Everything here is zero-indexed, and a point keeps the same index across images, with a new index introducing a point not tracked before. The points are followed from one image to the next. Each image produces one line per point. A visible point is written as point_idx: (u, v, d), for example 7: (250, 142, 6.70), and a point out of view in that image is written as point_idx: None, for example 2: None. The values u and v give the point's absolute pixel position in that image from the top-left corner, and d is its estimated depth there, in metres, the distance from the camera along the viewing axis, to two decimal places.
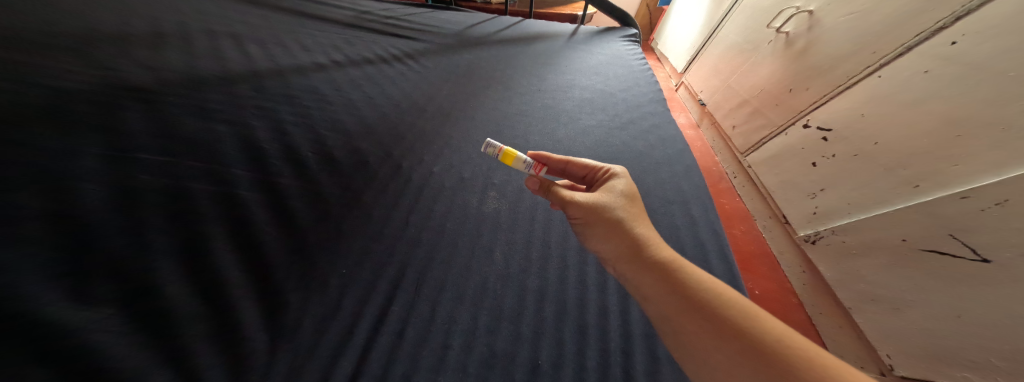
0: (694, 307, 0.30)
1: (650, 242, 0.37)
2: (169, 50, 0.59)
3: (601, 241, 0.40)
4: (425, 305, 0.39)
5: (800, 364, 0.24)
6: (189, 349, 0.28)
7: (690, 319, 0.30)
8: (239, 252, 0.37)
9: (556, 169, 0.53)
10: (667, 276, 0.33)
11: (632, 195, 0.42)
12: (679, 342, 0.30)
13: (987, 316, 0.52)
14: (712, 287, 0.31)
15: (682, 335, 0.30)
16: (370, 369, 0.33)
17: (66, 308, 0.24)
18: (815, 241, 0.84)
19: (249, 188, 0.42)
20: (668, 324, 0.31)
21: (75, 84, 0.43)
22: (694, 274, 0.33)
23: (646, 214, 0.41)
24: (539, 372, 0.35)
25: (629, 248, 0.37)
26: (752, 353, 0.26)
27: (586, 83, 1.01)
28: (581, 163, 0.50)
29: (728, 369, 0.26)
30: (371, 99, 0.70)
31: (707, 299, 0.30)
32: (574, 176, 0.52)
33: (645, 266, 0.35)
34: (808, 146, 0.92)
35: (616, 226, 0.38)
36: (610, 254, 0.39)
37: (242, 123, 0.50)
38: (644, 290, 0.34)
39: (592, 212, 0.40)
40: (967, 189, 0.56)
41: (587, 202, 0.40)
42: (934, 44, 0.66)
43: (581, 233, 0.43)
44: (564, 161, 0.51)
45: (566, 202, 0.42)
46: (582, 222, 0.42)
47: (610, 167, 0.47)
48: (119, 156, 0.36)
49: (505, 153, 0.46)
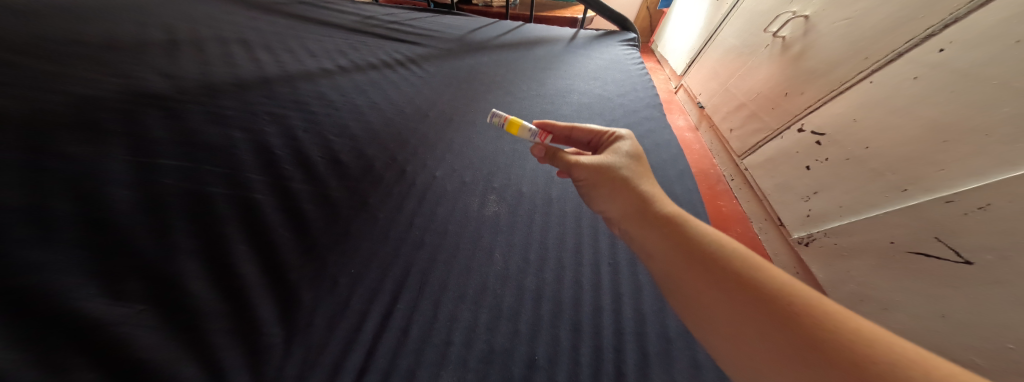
0: (689, 252, 0.33)
1: (651, 196, 0.40)
2: (183, 57, 0.61)
3: (604, 199, 0.44)
4: (428, 304, 0.42)
5: (785, 299, 0.26)
6: (211, 341, 0.30)
7: (682, 260, 0.33)
8: (255, 252, 0.39)
9: (561, 137, 0.59)
10: (665, 225, 0.36)
11: (636, 155, 0.47)
12: (671, 280, 0.33)
13: (971, 317, 0.54)
14: (708, 234, 0.34)
15: (674, 273, 0.33)
16: (377, 363, 0.35)
17: (100, 305, 0.27)
18: (808, 243, 0.87)
19: (263, 191, 0.45)
20: (662, 266, 0.34)
21: (98, 92, 0.45)
22: (692, 224, 0.36)
23: (649, 173, 0.45)
24: (536, 367, 0.37)
25: (632, 206, 0.40)
26: (738, 285, 0.28)
27: (585, 87, 1.04)
28: (586, 129, 0.55)
29: (711, 298, 0.29)
30: (376, 105, 0.73)
31: (701, 245, 0.33)
32: (582, 141, 0.58)
33: (645, 219, 0.38)
34: (802, 150, 0.94)
35: (622, 186, 0.42)
36: (614, 212, 0.43)
37: (255, 129, 0.52)
38: (643, 240, 0.38)
39: (597, 172, 0.44)
40: (951, 193, 0.59)
41: (592, 163, 0.45)
42: (922, 51, 0.68)
43: (586, 193, 0.48)
44: (569, 127, 0.56)
45: (572, 165, 0.47)
46: (588, 183, 0.46)
47: (616, 131, 0.52)
48: (142, 161, 0.39)
49: (511, 122, 0.51)
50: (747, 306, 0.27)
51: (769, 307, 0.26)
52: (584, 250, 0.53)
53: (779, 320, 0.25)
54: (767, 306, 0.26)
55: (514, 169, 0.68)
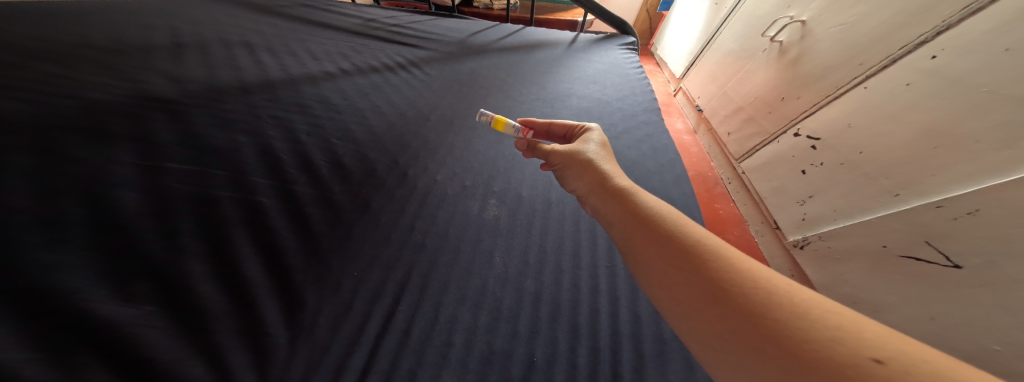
0: (640, 221, 0.35)
1: (613, 175, 0.43)
2: (189, 60, 0.62)
3: (574, 179, 0.47)
4: (429, 306, 0.43)
5: (716, 262, 0.27)
6: (218, 341, 0.31)
7: (635, 230, 0.34)
8: (261, 255, 0.40)
9: (541, 132, 0.63)
10: (622, 198, 0.39)
11: (603, 144, 0.51)
12: (626, 246, 0.35)
13: (958, 320, 0.56)
14: (660, 207, 0.36)
15: (628, 241, 0.34)
16: (380, 364, 0.36)
17: (112, 306, 0.27)
18: (803, 247, 0.89)
19: (269, 194, 0.46)
20: (619, 234, 0.36)
21: (105, 95, 0.45)
22: (646, 198, 0.38)
23: (613, 157, 0.48)
24: (534, 368, 0.38)
25: (595, 182, 0.43)
26: (677, 249, 0.30)
27: (584, 91, 1.05)
28: (561, 123, 0.59)
29: (656, 260, 0.31)
30: (378, 108, 0.74)
31: (651, 216, 0.35)
32: (558, 135, 0.61)
33: (606, 194, 0.41)
34: (798, 154, 0.96)
35: (587, 166, 0.46)
36: (582, 190, 0.45)
37: (259, 133, 0.53)
38: (604, 213, 0.40)
39: (568, 157, 0.48)
40: (941, 198, 0.60)
41: (564, 150, 0.49)
42: (915, 57, 0.70)
43: (560, 176, 0.51)
44: (547, 123, 0.60)
45: (548, 153, 0.51)
46: (561, 167, 0.50)
47: (586, 124, 0.56)
48: (150, 164, 0.39)
49: (496, 120, 0.57)
50: (682, 267, 0.28)
51: (698, 267, 0.27)
52: (582, 253, 0.54)
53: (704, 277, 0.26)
54: (696, 268, 0.27)
55: (514, 173, 0.69)
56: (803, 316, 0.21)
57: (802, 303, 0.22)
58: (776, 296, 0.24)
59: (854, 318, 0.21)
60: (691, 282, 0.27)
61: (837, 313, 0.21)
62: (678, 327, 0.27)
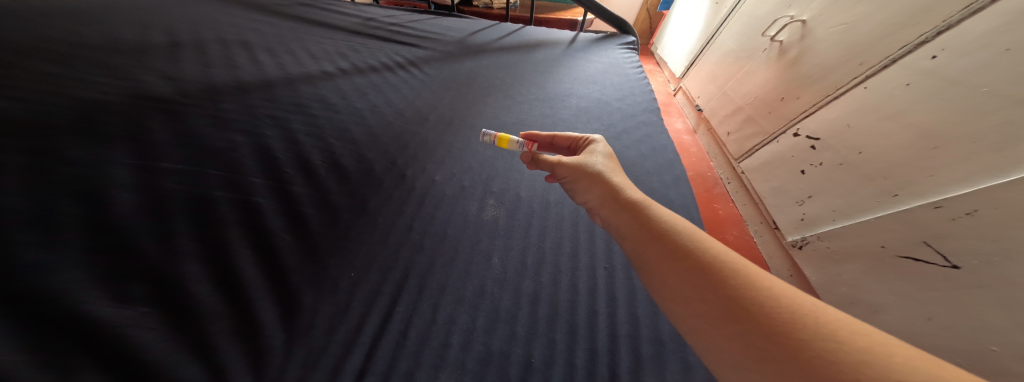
0: (653, 236, 0.34)
1: (623, 188, 0.43)
2: (186, 60, 0.62)
3: (585, 192, 0.47)
4: (427, 306, 0.43)
5: (737, 278, 0.27)
6: (214, 343, 0.31)
7: (649, 244, 0.34)
8: (257, 255, 0.40)
9: (546, 144, 0.63)
10: (634, 212, 0.39)
11: (609, 155, 0.51)
12: (641, 262, 0.34)
13: (956, 320, 0.56)
14: (673, 220, 0.36)
15: (643, 255, 0.34)
16: (377, 364, 0.36)
17: (106, 307, 0.27)
18: (801, 246, 0.89)
19: (265, 195, 0.45)
20: (632, 249, 0.36)
21: (101, 95, 0.45)
22: (658, 212, 0.38)
23: (621, 169, 0.48)
24: (532, 369, 0.38)
25: (607, 196, 0.43)
26: (694, 265, 0.29)
27: (583, 91, 1.05)
28: (565, 136, 0.59)
29: (672, 276, 0.30)
30: (377, 108, 0.73)
31: (664, 229, 0.34)
32: (563, 147, 0.61)
33: (618, 208, 0.41)
34: (797, 155, 0.96)
35: (596, 178, 0.46)
36: (593, 203, 0.45)
37: (257, 133, 0.53)
38: (617, 227, 0.40)
39: (576, 169, 0.48)
40: (940, 199, 0.60)
41: (572, 162, 0.49)
42: (915, 57, 0.70)
43: (570, 190, 0.51)
44: (550, 136, 0.60)
45: (554, 165, 0.51)
46: (570, 179, 0.50)
47: (591, 136, 0.56)
48: (146, 164, 0.39)
49: (500, 139, 0.58)
50: (700, 283, 0.28)
51: (717, 284, 0.27)
52: (580, 254, 0.54)
53: (723, 294, 0.26)
54: (714, 285, 0.27)
55: (512, 173, 0.69)
56: (826, 332, 0.20)
57: (829, 322, 0.21)
58: (800, 313, 0.23)
59: (882, 340, 0.19)
60: (710, 300, 0.26)
61: (865, 333, 0.20)
62: (696, 344, 0.26)
